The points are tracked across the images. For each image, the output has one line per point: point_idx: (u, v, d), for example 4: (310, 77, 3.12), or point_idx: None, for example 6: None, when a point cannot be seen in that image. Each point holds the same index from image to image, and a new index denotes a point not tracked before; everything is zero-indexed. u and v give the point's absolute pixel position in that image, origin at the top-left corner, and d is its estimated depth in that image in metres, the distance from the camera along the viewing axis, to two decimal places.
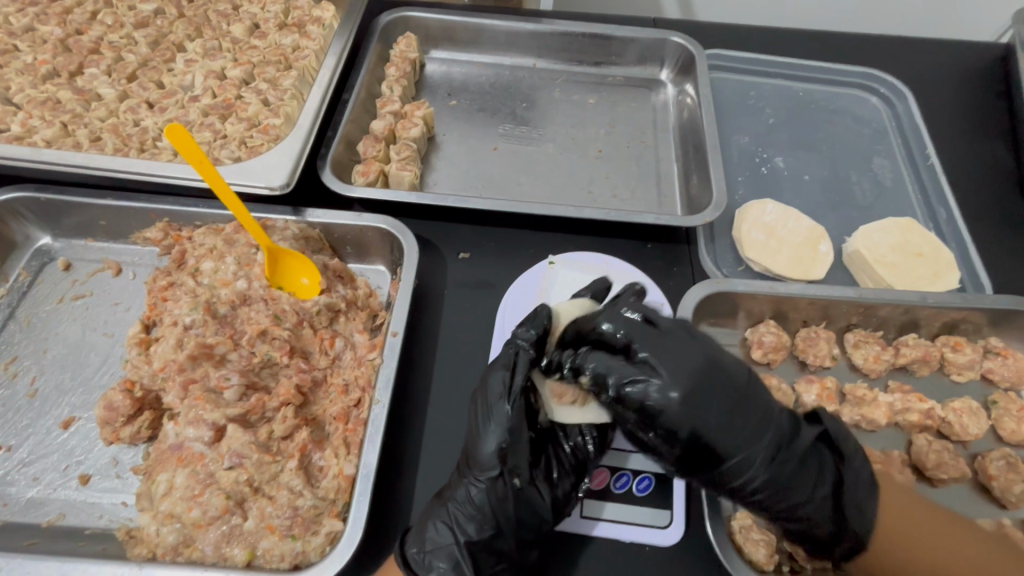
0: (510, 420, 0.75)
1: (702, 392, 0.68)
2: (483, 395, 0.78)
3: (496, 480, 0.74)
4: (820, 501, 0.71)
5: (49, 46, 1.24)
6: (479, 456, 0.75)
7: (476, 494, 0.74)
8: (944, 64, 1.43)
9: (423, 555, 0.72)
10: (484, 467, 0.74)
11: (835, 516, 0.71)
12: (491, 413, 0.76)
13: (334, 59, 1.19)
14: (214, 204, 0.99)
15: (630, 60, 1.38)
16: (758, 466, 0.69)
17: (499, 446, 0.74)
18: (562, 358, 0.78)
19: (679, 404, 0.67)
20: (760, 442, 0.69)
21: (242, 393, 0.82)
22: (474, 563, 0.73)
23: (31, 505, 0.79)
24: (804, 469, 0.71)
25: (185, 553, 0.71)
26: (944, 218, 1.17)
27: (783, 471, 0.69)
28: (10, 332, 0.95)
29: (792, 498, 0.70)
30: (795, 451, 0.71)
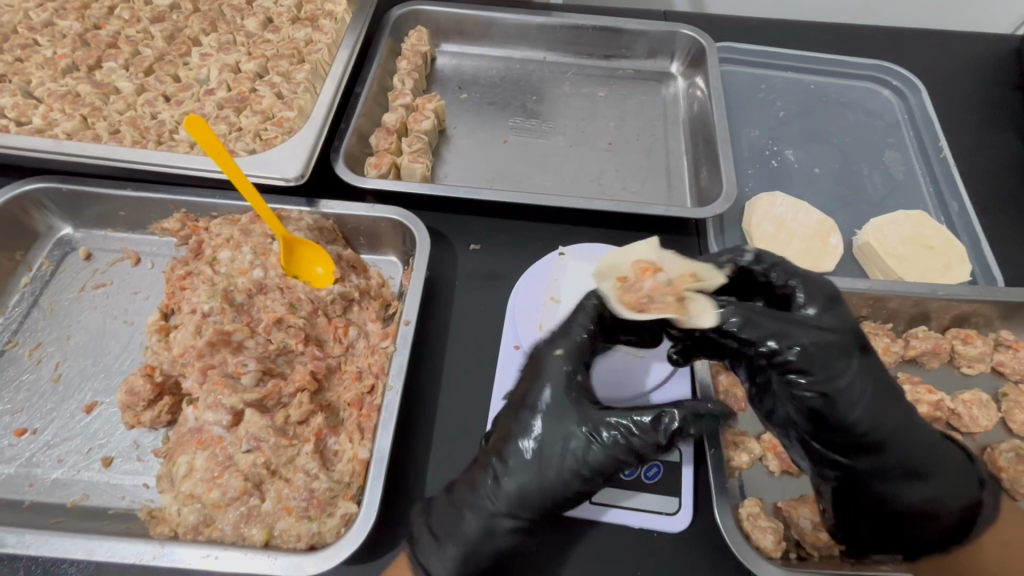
0: (580, 448, 0.72)
1: (843, 320, 0.75)
2: (551, 417, 0.74)
3: (537, 503, 0.72)
4: (916, 450, 0.72)
5: (68, 41, 1.27)
6: (529, 478, 0.72)
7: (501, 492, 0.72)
8: (958, 56, 1.42)
9: (434, 550, 0.72)
10: (531, 488, 0.72)
11: (917, 444, 0.72)
12: (565, 438, 0.72)
13: (346, 53, 1.21)
14: (230, 195, 1.01)
15: (641, 53, 1.38)
16: (846, 386, 0.70)
17: (561, 472, 0.72)
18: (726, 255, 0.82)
19: (824, 310, 0.75)
20: (847, 366, 0.71)
21: (258, 379, 0.84)
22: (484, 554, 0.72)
23: (55, 485, 0.81)
24: (882, 391, 0.73)
25: (205, 532, 0.73)
26: (956, 211, 1.17)
27: (871, 398, 0.71)
28: (33, 319, 0.98)
29: (880, 425, 0.71)
30: (874, 379, 0.73)
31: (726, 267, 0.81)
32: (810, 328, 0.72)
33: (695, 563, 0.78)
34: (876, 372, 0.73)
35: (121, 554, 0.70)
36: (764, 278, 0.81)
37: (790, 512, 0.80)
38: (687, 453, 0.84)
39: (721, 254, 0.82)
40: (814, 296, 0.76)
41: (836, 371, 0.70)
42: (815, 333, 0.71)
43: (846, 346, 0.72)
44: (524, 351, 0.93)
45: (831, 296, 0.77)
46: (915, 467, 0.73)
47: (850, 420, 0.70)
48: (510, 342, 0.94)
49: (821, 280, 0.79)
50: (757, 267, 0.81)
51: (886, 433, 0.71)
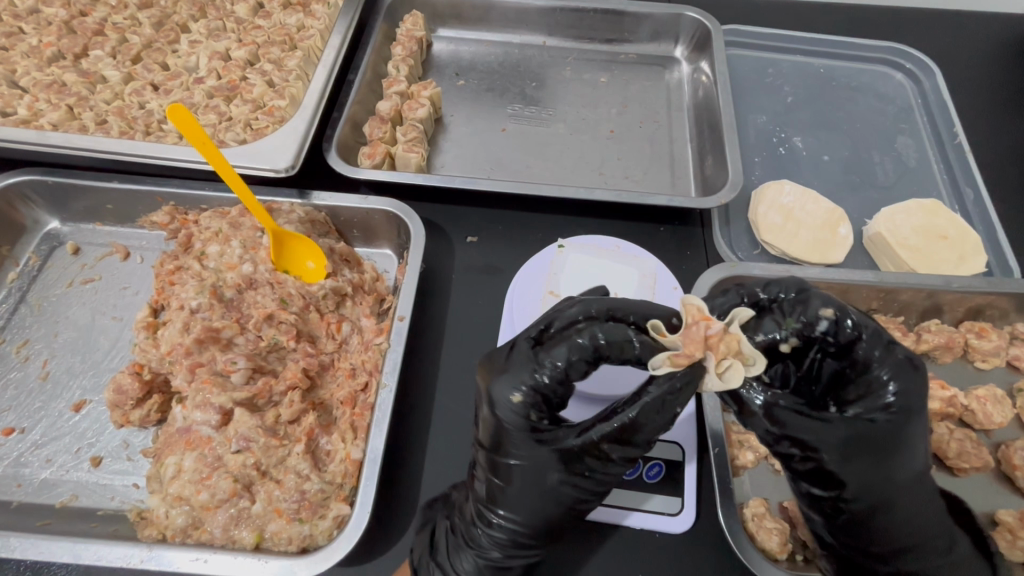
0: (565, 466, 0.67)
1: (904, 426, 0.65)
2: (527, 443, 0.67)
3: (542, 526, 0.69)
4: (934, 547, 0.67)
5: (53, 28, 1.23)
6: (518, 513, 0.69)
7: (483, 528, 0.71)
8: (973, 37, 1.37)
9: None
10: (528, 517, 0.69)
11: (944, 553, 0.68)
12: (547, 461, 0.67)
13: (339, 38, 1.17)
14: (219, 187, 0.98)
15: (644, 36, 1.34)
16: (874, 498, 0.66)
17: (552, 492, 0.68)
18: (790, 312, 0.66)
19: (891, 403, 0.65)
20: (884, 481, 0.65)
21: (249, 377, 0.82)
22: None
23: (43, 486, 0.80)
24: (917, 500, 0.67)
25: (194, 535, 0.72)
26: (971, 199, 1.12)
27: (901, 509, 0.66)
28: (21, 315, 0.95)
29: (904, 535, 0.67)
30: (913, 492, 0.67)
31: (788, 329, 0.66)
32: (856, 437, 0.65)
33: (696, 566, 0.76)
34: (917, 484, 0.67)
35: (107, 558, 0.68)
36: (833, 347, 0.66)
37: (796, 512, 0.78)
38: (691, 452, 0.80)
39: (784, 317, 0.66)
40: (889, 385, 0.65)
41: (870, 483, 0.65)
42: (859, 442, 0.65)
43: (892, 454, 0.65)
44: None
45: (903, 394, 0.65)
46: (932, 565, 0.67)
47: (869, 530, 0.67)
48: (508, 338, 0.91)
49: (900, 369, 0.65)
50: (828, 334, 0.65)
51: (908, 541, 0.67)
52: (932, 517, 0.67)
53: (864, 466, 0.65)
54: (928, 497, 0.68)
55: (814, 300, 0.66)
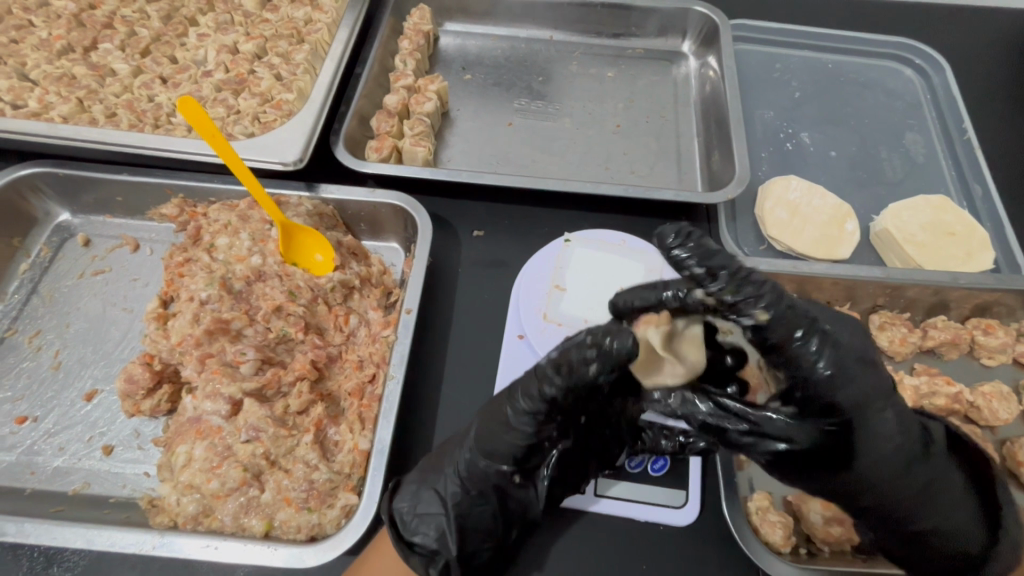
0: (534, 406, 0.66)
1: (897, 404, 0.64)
2: (511, 389, 0.69)
3: (490, 478, 0.71)
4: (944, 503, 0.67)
5: (63, 21, 1.24)
6: (483, 446, 0.70)
7: (463, 466, 0.72)
8: (984, 33, 1.36)
9: (411, 515, 0.71)
10: (495, 450, 0.70)
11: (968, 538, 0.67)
12: (513, 398, 0.68)
13: (346, 33, 1.17)
14: (228, 180, 0.99)
15: (651, 31, 1.33)
16: (898, 460, 0.63)
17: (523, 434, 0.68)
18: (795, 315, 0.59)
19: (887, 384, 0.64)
20: (910, 438, 0.64)
21: (258, 368, 0.83)
22: (461, 537, 0.70)
23: (56, 474, 0.81)
24: (946, 475, 0.67)
25: (204, 523, 0.73)
26: (980, 196, 1.12)
27: (928, 479, 0.66)
28: (33, 306, 0.97)
29: (927, 509, 0.66)
30: (943, 463, 0.68)
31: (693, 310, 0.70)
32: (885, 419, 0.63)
33: (701, 559, 0.76)
34: (945, 459, 0.69)
35: (120, 544, 0.69)
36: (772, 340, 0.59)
37: (800, 507, 0.78)
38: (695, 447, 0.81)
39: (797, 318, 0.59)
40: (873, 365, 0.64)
41: (891, 442, 0.63)
42: (881, 394, 0.62)
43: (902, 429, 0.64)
44: (528, 341, 0.91)
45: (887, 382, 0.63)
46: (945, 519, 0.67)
47: (886, 493, 0.65)
48: (514, 331, 0.93)
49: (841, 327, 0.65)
50: (779, 321, 0.58)
51: (934, 516, 0.66)
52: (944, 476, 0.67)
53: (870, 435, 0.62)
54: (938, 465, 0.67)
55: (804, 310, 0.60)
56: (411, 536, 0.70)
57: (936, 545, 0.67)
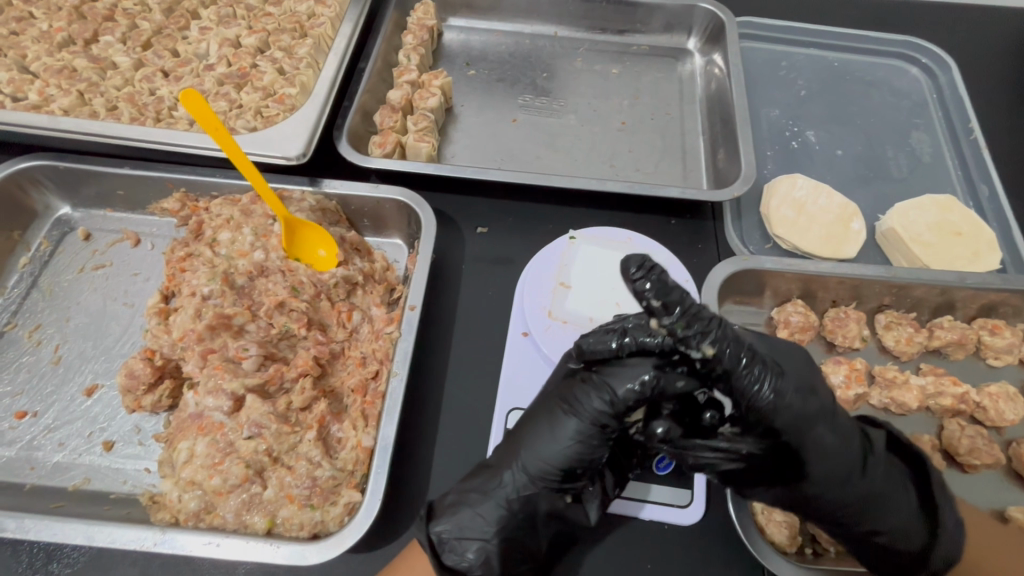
0: (595, 421, 0.69)
1: (839, 416, 0.71)
2: (567, 398, 0.72)
3: (547, 493, 0.71)
4: (897, 510, 0.70)
5: (63, 13, 1.22)
6: (532, 457, 0.71)
7: (512, 490, 0.71)
8: (991, 31, 1.35)
9: (450, 538, 0.69)
10: (549, 470, 0.70)
11: (913, 534, 0.70)
12: (566, 402, 0.72)
13: (350, 27, 1.16)
14: (230, 174, 0.98)
15: (656, 28, 1.32)
16: (835, 473, 0.68)
17: (575, 451, 0.70)
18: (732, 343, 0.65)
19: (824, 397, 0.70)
20: (849, 450, 0.69)
21: (260, 364, 0.82)
22: (505, 558, 0.69)
23: (56, 469, 0.80)
24: (888, 480, 0.71)
25: (206, 519, 0.72)
26: (986, 196, 1.11)
27: (868, 486, 0.69)
28: (32, 300, 0.96)
29: (889, 516, 0.69)
30: (881, 472, 0.70)
31: (678, 331, 0.64)
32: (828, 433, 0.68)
33: (706, 559, 0.76)
34: (885, 466, 0.72)
35: (121, 540, 0.69)
36: (722, 368, 0.64)
37: None
38: None
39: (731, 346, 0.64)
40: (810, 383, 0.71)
41: (830, 457, 0.68)
42: (822, 414, 0.68)
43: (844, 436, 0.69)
44: (533, 338, 0.90)
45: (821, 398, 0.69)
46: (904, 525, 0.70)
47: (832, 503, 0.69)
48: (519, 329, 0.92)
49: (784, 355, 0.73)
50: (727, 354, 0.64)
51: (878, 520, 0.69)
52: (898, 486, 0.71)
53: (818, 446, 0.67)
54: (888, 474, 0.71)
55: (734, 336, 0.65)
56: (451, 561, 0.68)
57: (885, 544, 0.70)
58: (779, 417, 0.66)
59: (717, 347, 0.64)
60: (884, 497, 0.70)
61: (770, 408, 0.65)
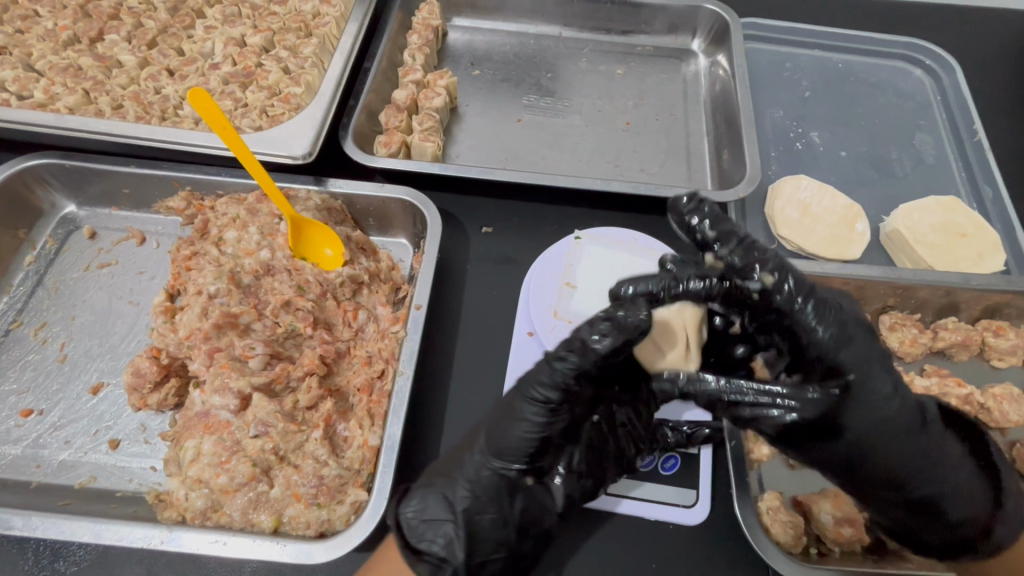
0: (565, 386, 0.67)
1: (902, 389, 0.65)
2: (523, 380, 0.71)
3: (501, 476, 0.72)
4: (948, 482, 0.67)
5: (68, 11, 1.22)
6: (499, 442, 0.71)
7: (481, 472, 0.72)
8: (993, 33, 1.36)
9: (418, 522, 0.69)
10: (513, 447, 0.70)
11: (969, 505, 0.68)
12: (529, 385, 0.69)
13: (355, 26, 1.16)
14: (236, 172, 0.98)
15: (660, 29, 1.32)
16: (895, 422, 0.64)
17: (536, 428, 0.69)
18: (722, 266, 0.67)
19: (890, 370, 0.64)
20: (900, 408, 0.64)
21: (266, 363, 0.82)
22: (472, 542, 0.68)
23: (62, 467, 0.80)
24: (942, 446, 0.68)
25: (213, 518, 0.72)
26: (990, 197, 1.12)
27: (923, 446, 0.66)
28: (38, 298, 0.96)
29: (938, 482, 0.67)
30: (936, 433, 0.67)
31: (691, 273, 0.67)
32: (887, 391, 0.64)
33: (711, 560, 0.76)
34: (938, 428, 0.68)
35: (128, 538, 0.69)
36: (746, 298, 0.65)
37: (810, 507, 0.78)
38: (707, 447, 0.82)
39: (728, 255, 0.67)
40: (878, 349, 0.65)
41: (883, 412, 0.63)
42: (875, 359, 0.64)
43: (901, 402, 0.64)
44: (538, 338, 0.91)
45: (861, 354, 0.63)
46: (951, 498, 0.68)
47: (880, 459, 0.66)
48: (524, 329, 0.92)
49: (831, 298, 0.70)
50: (756, 286, 0.64)
51: (934, 483, 0.67)
52: (952, 457, 0.68)
53: (881, 405, 0.63)
54: (939, 448, 0.67)
55: (722, 265, 0.67)
56: (417, 543, 0.68)
57: (946, 512, 0.68)
58: (826, 357, 0.63)
59: (746, 277, 0.65)
60: (938, 468, 0.67)
61: (826, 346, 0.63)
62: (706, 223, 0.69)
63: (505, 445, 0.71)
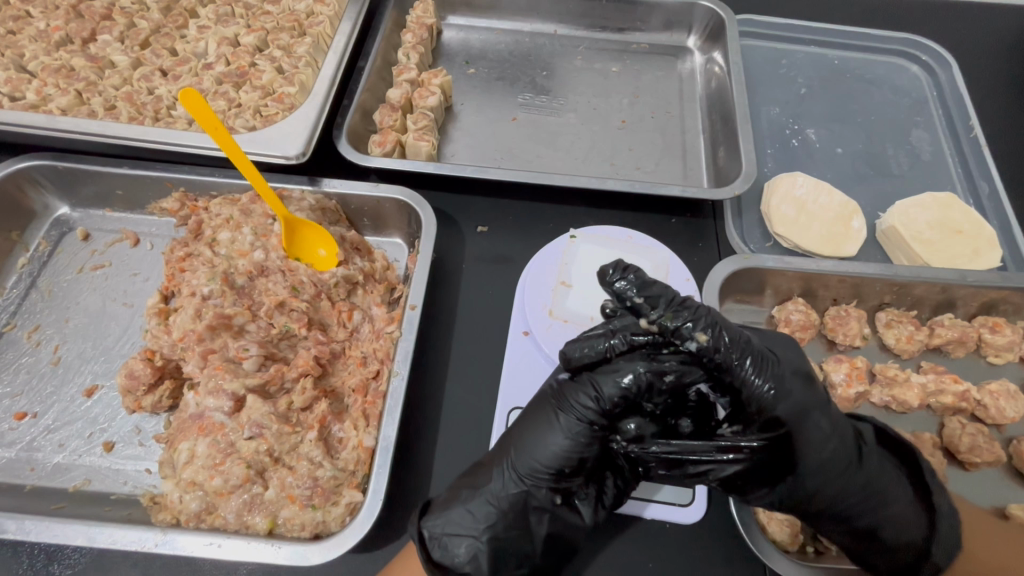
0: (583, 416, 0.69)
1: (846, 432, 0.69)
2: (550, 399, 0.73)
3: (528, 496, 0.70)
4: (886, 508, 0.69)
5: (61, 12, 1.22)
6: (526, 460, 0.70)
7: (508, 489, 0.71)
8: (989, 29, 1.35)
9: (441, 534, 0.70)
10: (541, 466, 0.70)
11: (911, 527, 0.69)
12: (564, 402, 0.71)
13: (349, 25, 1.16)
14: (229, 173, 0.97)
15: (655, 26, 1.32)
16: (839, 460, 0.68)
17: (568, 445, 0.69)
18: (704, 320, 0.68)
19: (834, 416, 0.69)
20: (843, 444, 0.68)
21: (260, 364, 0.82)
22: (496, 557, 0.69)
23: (56, 470, 0.80)
24: (880, 473, 0.70)
25: (207, 520, 0.72)
26: (987, 193, 1.11)
27: (863, 475, 0.69)
28: (32, 300, 0.95)
29: (874, 509, 0.69)
30: (875, 462, 0.71)
31: (667, 324, 0.68)
32: (832, 438, 0.68)
33: (707, 559, 0.76)
34: (878, 456, 0.72)
35: (122, 541, 0.68)
36: (712, 361, 0.67)
37: None
38: None
39: (703, 313, 0.68)
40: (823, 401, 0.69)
41: (825, 450, 0.67)
42: (817, 405, 0.68)
43: (846, 444, 0.69)
44: (534, 338, 0.90)
45: (797, 406, 0.67)
46: (892, 523, 0.69)
47: (828, 493, 0.68)
48: (519, 328, 0.92)
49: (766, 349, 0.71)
50: (717, 346, 0.67)
51: (875, 510, 0.69)
52: (892, 486, 0.70)
53: (826, 454, 0.67)
54: (881, 475, 0.70)
55: (704, 322, 0.68)
56: (439, 555, 0.69)
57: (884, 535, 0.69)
58: (776, 409, 0.66)
59: (711, 336, 0.67)
60: (880, 497, 0.69)
61: (763, 398, 0.66)
62: (631, 288, 0.71)
63: (530, 465, 0.70)
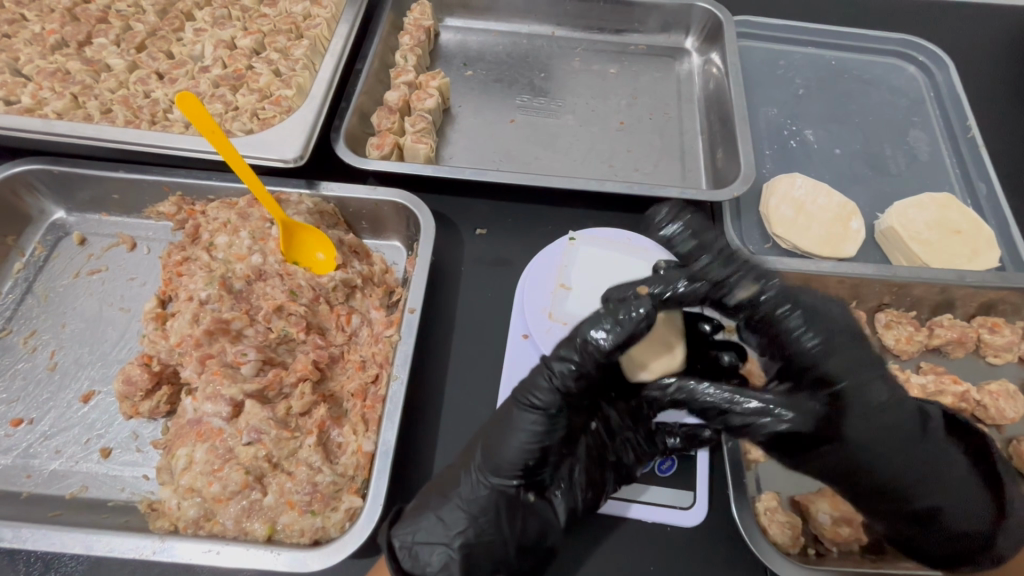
0: (544, 406, 0.71)
1: (897, 400, 0.72)
2: (515, 394, 0.74)
3: (500, 496, 0.70)
4: (949, 490, 0.70)
5: (56, 15, 1.21)
6: (496, 459, 0.71)
7: (478, 492, 0.71)
8: (985, 29, 1.36)
9: (412, 545, 0.69)
10: (509, 464, 0.70)
11: (974, 512, 0.70)
12: (522, 397, 0.72)
13: (346, 28, 1.15)
14: (226, 176, 0.97)
15: (653, 27, 1.32)
16: (897, 429, 0.70)
17: (532, 439, 0.70)
18: (747, 274, 0.76)
19: (887, 384, 0.72)
20: (901, 416, 0.71)
21: (259, 369, 0.81)
22: (470, 563, 0.68)
23: (53, 477, 0.79)
24: (946, 455, 0.72)
25: (206, 526, 0.72)
26: (984, 193, 1.11)
27: (926, 450, 0.71)
28: (28, 306, 0.95)
29: (935, 489, 0.70)
30: (939, 440, 0.73)
31: (713, 274, 0.76)
32: (886, 400, 0.71)
33: (708, 562, 0.75)
34: (943, 436, 0.74)
35: (119, 549, 0.68)
36: (759, 312, 0.75)
37: (808, 506, 0.77)
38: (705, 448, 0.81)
39: (750, 267, 0.76)
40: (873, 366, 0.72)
41: (884, 417, 0.70)
42: (866, 367, 0.72)
43: (900, 413, 0.71)
44: (533, 341, 0.90)
45: (846, 366, 0.71)
46: (954, 507, 0.70)
47: (889, 466, 0.69)
48: (518, 331, 0.92)
49: (827, 306, 0.76)
50: (762, 300, 0.75)
51: (939, 492, 0.70)
52: (955, 466, 0.71)
53: (875, 415, 0.70)
54: (943, 455, 0.71)
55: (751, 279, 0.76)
56: (411, 565, 0.68)
57: (947, 522, 0.69)
58: (821, 366, 0.72)
59: (756, 290, 0.76)
60: (942, 477, 0.70)
61: (811, 351, 0.72)
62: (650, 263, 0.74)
63: (501, 464, 0.70)
